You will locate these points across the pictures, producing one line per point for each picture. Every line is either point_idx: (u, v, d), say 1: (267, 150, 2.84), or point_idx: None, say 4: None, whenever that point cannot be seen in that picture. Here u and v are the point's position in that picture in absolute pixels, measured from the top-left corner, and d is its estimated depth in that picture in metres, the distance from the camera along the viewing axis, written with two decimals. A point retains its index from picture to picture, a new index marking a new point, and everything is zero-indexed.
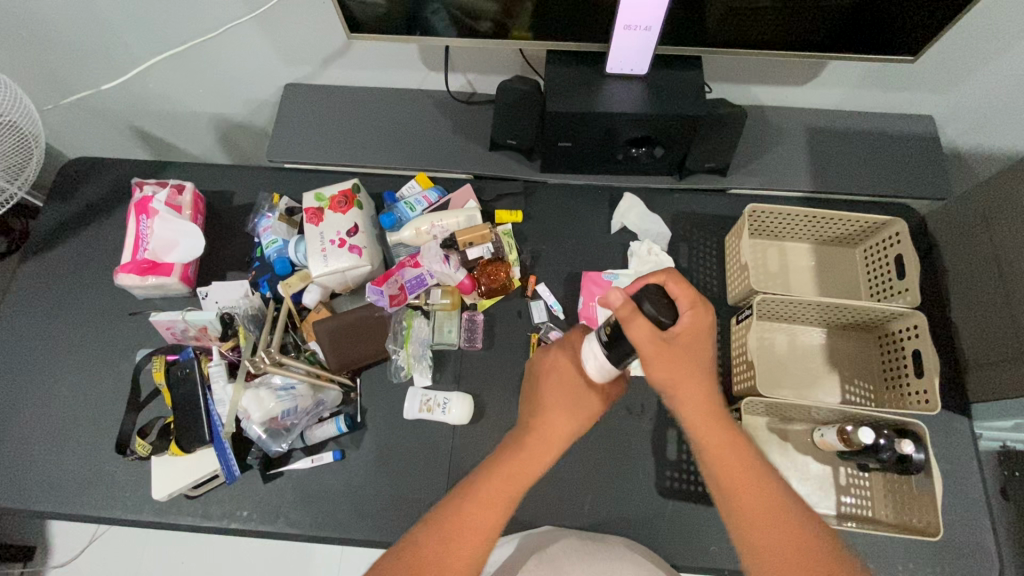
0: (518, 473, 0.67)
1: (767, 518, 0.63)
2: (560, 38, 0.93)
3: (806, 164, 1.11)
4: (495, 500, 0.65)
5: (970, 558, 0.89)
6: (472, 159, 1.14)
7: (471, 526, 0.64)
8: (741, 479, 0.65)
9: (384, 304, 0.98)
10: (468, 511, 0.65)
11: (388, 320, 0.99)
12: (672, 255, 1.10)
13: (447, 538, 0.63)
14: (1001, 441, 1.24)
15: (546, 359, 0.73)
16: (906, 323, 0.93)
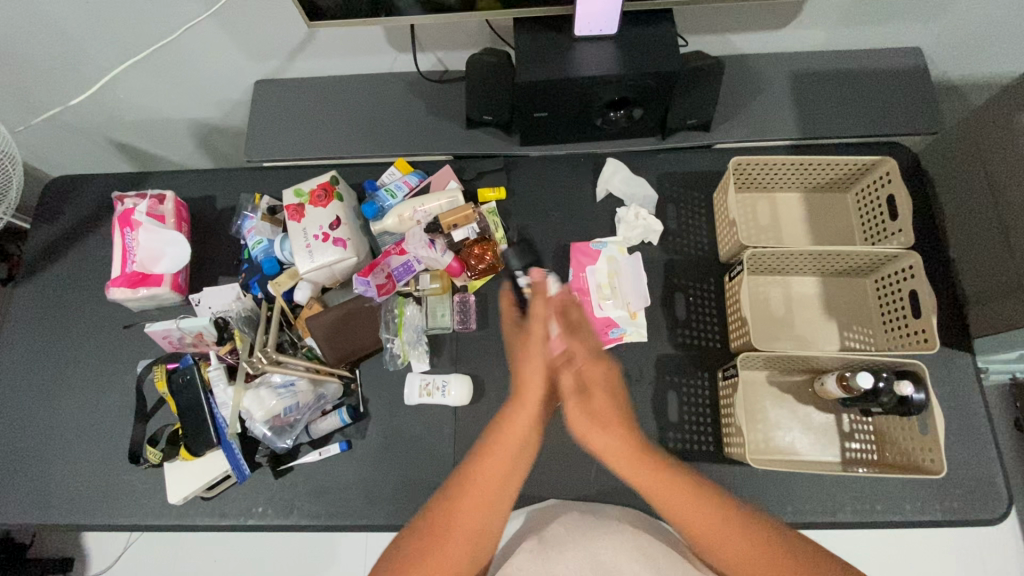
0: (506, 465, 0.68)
1: (710, 517, 0.66)
2: (525, 4, 0.90)
3: (791, 111, 1.09)
4: (483, 508, 0.65)
5: (979, 493, 0.89)
6: (451, 139, 1.12)
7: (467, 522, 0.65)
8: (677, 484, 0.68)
9: (373, 294, 0.97)
10: (468, 504, 0.65)
11: (378, 310, 0.99)
12: (660, 217, 1.08)
13: (444, 542, 0.63)
14: (1009, 373, 1.23)
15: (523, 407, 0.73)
16: (901, 264, 0.92)
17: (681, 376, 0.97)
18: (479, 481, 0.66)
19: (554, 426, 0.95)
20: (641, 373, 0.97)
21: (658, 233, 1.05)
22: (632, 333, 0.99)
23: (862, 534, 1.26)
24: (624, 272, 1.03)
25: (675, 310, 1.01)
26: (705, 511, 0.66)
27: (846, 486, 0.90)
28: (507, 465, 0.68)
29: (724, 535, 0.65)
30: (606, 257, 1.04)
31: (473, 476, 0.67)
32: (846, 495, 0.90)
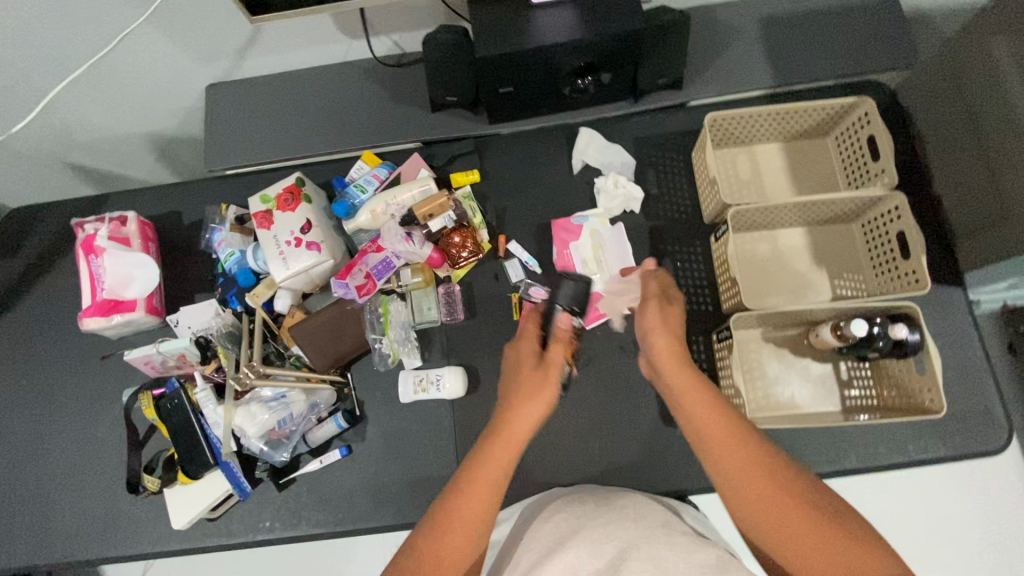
0: (490, 490, 0.66)
1: (748, 470, 0.63)
2: None
3: (763, 59, 1.05)
4: (480, 510, 0.65)
5: (980, 425, 0.90)
6: (417, 126, 1.08)
7: (459, 547, 0.64)
8: (715, 427, 0.66)
9: (354, 296, 0.94)
10: (456, 525, 0.64)
11: (361, 311, 0.95)
12: (640, 183, 1.05)
13: (443, 541, 0.63)
14: (1000, 302, 1.23)
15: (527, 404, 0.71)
16: (886, 206, 0.90)
17: None
18: (486, 479, 0.66)
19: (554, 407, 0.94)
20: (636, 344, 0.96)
21: (639, 201, 1.02)
22: None
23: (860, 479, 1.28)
24: (608, 244, 1.01)
25: (664, 277, 1.00)
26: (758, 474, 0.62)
27: (847, 433, 0.91)
28: (506, 462, 0.67)
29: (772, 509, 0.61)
30: (589, 231, 1.01)
31: (457, 496, 0.66)
32: (849, 442, 0.90)
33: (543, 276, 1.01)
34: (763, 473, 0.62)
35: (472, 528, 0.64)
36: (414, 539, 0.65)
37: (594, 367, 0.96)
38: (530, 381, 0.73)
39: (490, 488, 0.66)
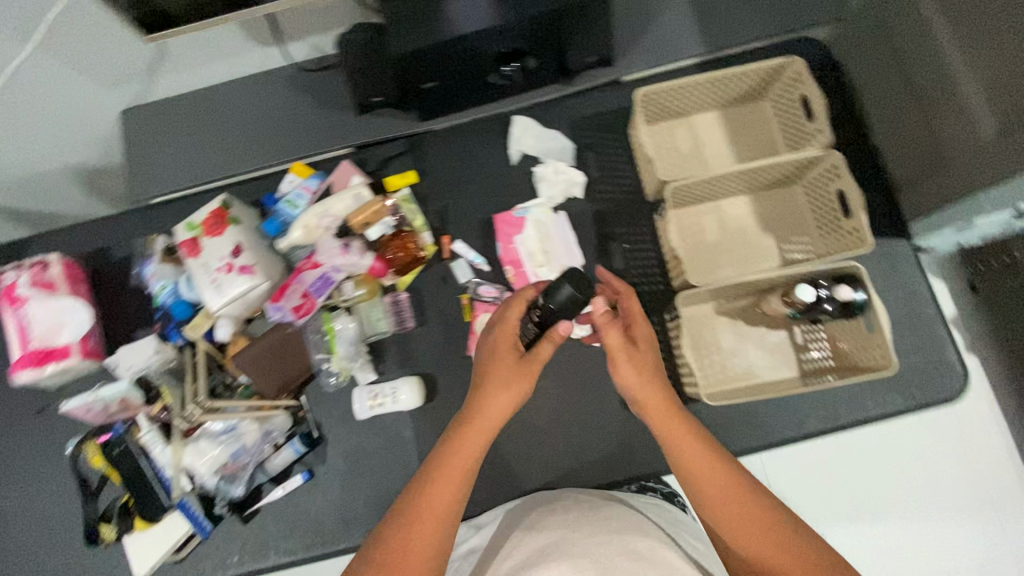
0: (459, 481, 0.65)
1: (721, 485, 0.64)
2: None
3: (693, 26, 1.03)
4: (445, 504, 0.64)
5: (933, 374, 0.91)
6: (346, 131, 1.04)
7: (425, 543, 0.62)
8: (706, 468, 0.65)
9: (290, 317, 0.91)
10: (427, 514, 0.63)
11: (300, 333, 0.92)
12: (581, 167, 1.03)
13: (411, 534, 0.62)
14: None
15: (494, 396, 0.70)
16: (825, 165, 0.89)
17: None
18: (456, 470, 0.66)
19: None
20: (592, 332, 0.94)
21: (581, 185, 1.01)
22: None
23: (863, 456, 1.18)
24: (554, 234, 0.98)
25: (613, 261, 0.98)
26: (730, 489, 0.64)
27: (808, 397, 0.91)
28: (473, 455, 0.67)
29: (743, 522, 0.62)
30: (533, 222, 0.98)
31: (428, 491, 0.65)
32: (811, 406, 0.90)
33: (492, 273, 0.98)
34: (754, 514, 0.63)
35: (439, 519, 0.63)
36: (380, 534, 0.63)
37: (550, 363, 0.96)
38: (507, 370, 0.71)
39: (460, 479, 0.65)
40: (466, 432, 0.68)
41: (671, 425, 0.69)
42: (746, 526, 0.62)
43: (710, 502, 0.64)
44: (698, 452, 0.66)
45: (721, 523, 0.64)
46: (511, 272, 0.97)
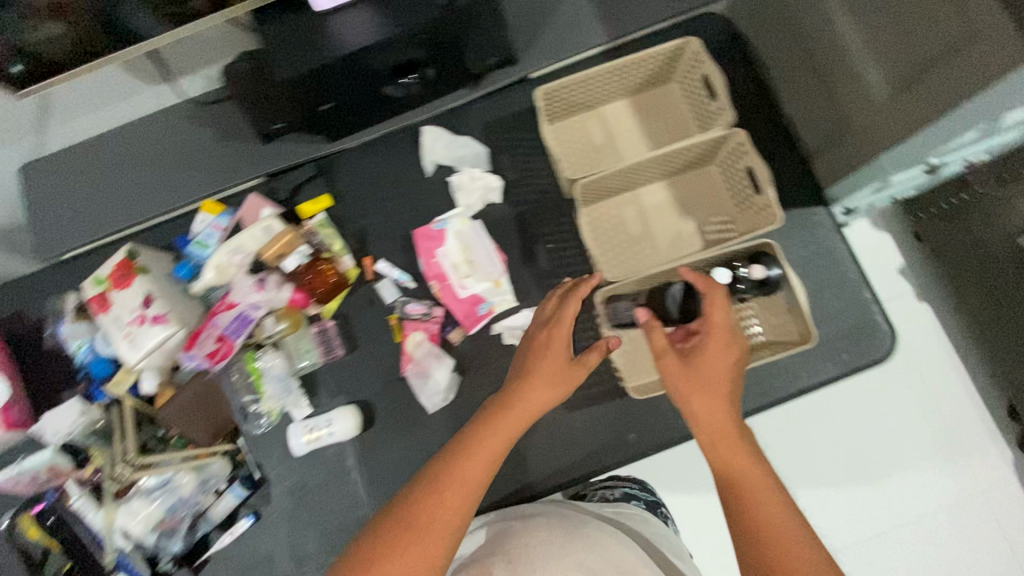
0: (495, 455, 0.66)
1: (774, 512, 0.61)
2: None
3: (594, 14, 1.01)
4: (475, 477, 0.64)
5: (863, 337, 0.91)
6: (253, 161, 1.00)
7: (446, 511, 0.61)
8: (753, 494, 0.62)
9: (204, 364, 0.87)
10: (452, 486, 0.62)
11: (217, 380, 0.90)
12: (498, 170, 1.01)
13: (434, 503, 0.61)
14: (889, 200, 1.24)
15: (533, 392, 0.70)
16: (732, 143, 0.88)
17: None
18: (491, 443, 0.66)
19: (454, 422, 0.91)
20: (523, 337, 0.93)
21: (498, 189, 0.99)
22: (502, 301, 0.94)
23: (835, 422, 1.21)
24: (477, 242, 0.96)
25: (539, 263, 0.97)
26: (782, 520, 0.60)
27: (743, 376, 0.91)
28: (508, 437, 0.67)
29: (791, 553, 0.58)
30: (454, 233, 0.96)
31: (461, 462, 0.64)
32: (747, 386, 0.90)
33: (417, 290, 0.96)
34: (796, 544, 0.59)
35: (469, 490, 0.63)
36: (407, 500, 0.62)
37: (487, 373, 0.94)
38: (548, 371, 0.71)
39: (492, 454, 0.66)
40: (506, 413, 0.69)
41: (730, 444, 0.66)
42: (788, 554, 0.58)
43: (761, 532, 0.60)
44: (752, 475, 0.63)
45: (758, 544, 0.59)
46: (436, 287, 0.94)
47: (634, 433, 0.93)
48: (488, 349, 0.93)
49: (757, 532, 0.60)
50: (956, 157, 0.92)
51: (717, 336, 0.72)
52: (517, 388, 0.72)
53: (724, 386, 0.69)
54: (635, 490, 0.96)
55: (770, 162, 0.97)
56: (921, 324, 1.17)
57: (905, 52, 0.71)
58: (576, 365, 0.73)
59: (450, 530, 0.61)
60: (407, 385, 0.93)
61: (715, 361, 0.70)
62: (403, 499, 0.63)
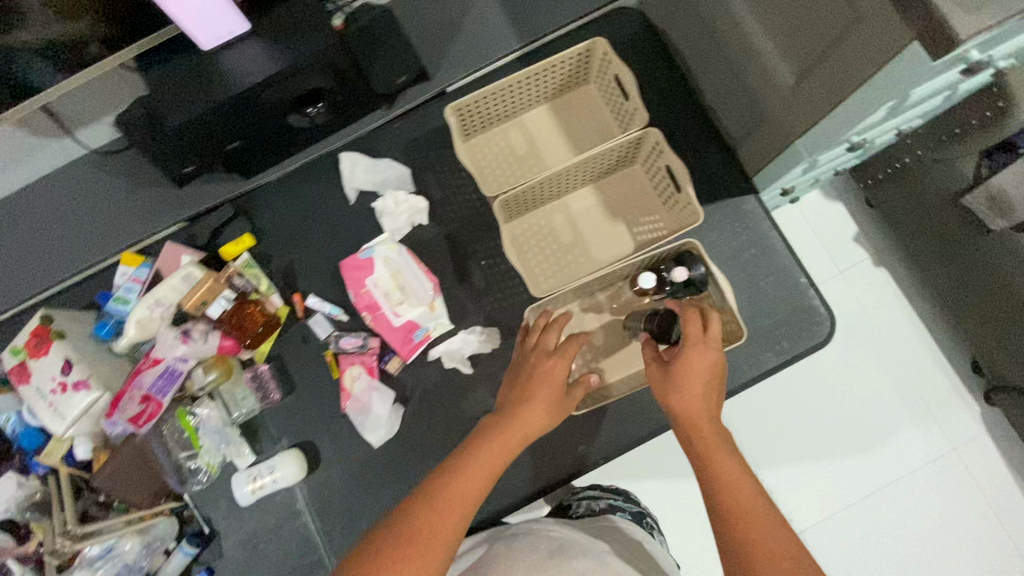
0: (491, 473, 0.62)
1: (762, 513, 0.60)
2: (135, 37, 0.75)
3: (505, 20, 0.98)
4: (474, 491, 0.60)
5: (802, 322, 0.91)
6: (169, 207, 0.97)
7: (445, 526, 0.56)
8: (735, 490, 0.62)
9: (131, 428, 0.84)
10: (447, 501, 0.58)
11: (146, 441, 0.86)
12: (423, 190, 0.98)
13: (435, 516, 0.56)
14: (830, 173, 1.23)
15: (527, 415, 0.69)
16: (649, 142, 0.88)
17: (503, 344, 0.92)
18: (489, 460, 0.63)
19: (402, 453, 0.90)
20: (463, 360, 0.91)
21: (424, 210, 0.96)
22: (437, 326, 0.92)
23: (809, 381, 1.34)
24: (406, 267, 0.94)
25: (473, 281, 0.95)
26: (766, 517, 0.60)
27: None
28: (502, 456, 0.65)
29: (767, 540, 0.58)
30: (382, 260, 0.93)
31: (458, 476, 0.60)
32: None
33: (352, 322, 0.94)
34: (773, 527, 0.59)
35: (468, 508, 0.58)
36: (405, 513, 0.57)
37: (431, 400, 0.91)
38: (546, 397, 0.70)
39: (489, 471, 0.63)
40: (505, 433, 0.66)
41: (716, 451, 0.66)
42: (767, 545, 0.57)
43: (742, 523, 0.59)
44: (740, 480, 0.63)
45: (733, 526, 0.60)
46: (368, 318, 0.92)
47: (584, 443, 0.92)
48: (429, 375, 0.92)
49: (738, 518, 0.60)
50: (875, 132, 0.92)
51: (706, 348, 0.72)
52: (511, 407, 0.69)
53: (708, 395, 0.70)
54: (619, 501, 0.93)
55: (696, 154, 0.96)
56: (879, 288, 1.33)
57: (805, 37, 0.69)
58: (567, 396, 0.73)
59: (447, 545, 0.55)
60: (351, 421, 0.91)
61: (702, 370, 0.71)
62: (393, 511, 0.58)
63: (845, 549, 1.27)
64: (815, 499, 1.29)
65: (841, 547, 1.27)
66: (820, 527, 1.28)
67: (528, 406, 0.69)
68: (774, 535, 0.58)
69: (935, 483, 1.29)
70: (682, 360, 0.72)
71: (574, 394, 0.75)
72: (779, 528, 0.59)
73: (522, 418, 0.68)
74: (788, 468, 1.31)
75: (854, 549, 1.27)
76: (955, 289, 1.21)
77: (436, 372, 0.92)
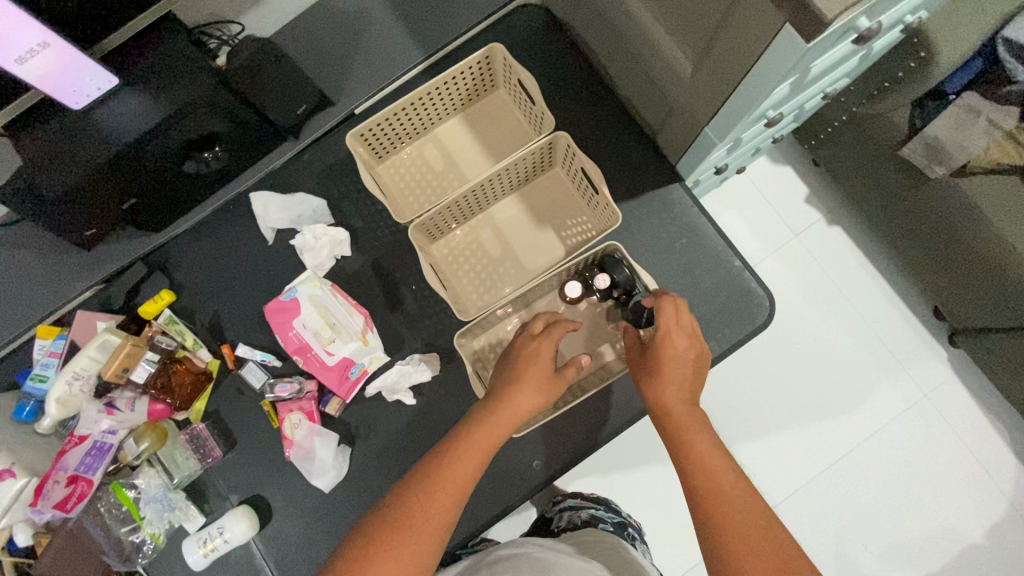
0: (481, 456, 0.62)
1: (736, 495, 0.57)
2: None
3: (403, 34, 0.94)
4: (467, 473, 0.60)
5: (741, 306, 0.89)
6: (75, 273, 0.90)
7: (434, 509, 0.56)
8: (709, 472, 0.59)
9: (56, 514, 0.80)
10: (440, 482, 0.58)
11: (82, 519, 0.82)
12: (343, 220, 0.95)
13: (425, 501, 0.56)
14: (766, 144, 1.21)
15: (519, 398, 0.68)
16: (562, 145, 0.86)
17: (443, 369, 0.90)
18: (481, 440, 0.63)
19: (354, 494, 0.87)
20: (404, 391, 0.88)
21: (346, 240, 0.92)
22: (373, 359, 0.89)
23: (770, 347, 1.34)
24: (334, 303, 0.90)
25: (405, 308, 0.92)
26: (740, 499, 0.57)
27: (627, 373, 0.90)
28: (497, 436, 0.64)
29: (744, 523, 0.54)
30: (307, 299, 0.90)
31: (449, 461, 0.60)
32: None
33: (286, 367, 0.91)
34: (747, 505, 0.56)
35: (460, 490, 0.58)
36: (397, 498, 0.57)
37: (378, 436, 0.89)
38: (536, 379, 0.70)
39: (481, 451, 0.62)
40: (495, 416, 0.66)
41: (690, 432, 0.64)
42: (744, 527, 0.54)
43: (715, 506, 0.56)
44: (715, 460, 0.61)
45: (706, 501, 0.57)
46: (300, 361, 0.89)
47: (539, 458, 0.90)
48: (372, 411, 0.89)
49: (707, 495, 0.57)
50: (792, 103, 0.90)
51: (678, 336, 0.71)
52: (502, 390, 0.69)
53: (685, 382, 0.69)
54: (602, 512, 0.90)
55: (616, 148, 0.93)
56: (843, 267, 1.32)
57: (692, 21, 0.67)
58: (558, 376, 0.72)
59: (438, 529, 0.55)
60: (297, 469, 0.88)
61: (675, 360, 0.70)
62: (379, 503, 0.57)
63: (828, 514, 1.27)
64: (793, 469, 1.29)
65: (825, 513, 1.27)
66: (801, 495, 1.28)
67: (521, 386, 0.69)
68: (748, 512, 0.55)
69: (906, 434, 1.29)
70: (655, 349, 0.72)
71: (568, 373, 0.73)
72: (753, 508, 0.56)
73: (514, 400, 0.68)
74: (762, 441, 1.30)
75: (837, 512, 1.27)
76: (909, 238, 1.20)
77: (379, 407, 0.89)
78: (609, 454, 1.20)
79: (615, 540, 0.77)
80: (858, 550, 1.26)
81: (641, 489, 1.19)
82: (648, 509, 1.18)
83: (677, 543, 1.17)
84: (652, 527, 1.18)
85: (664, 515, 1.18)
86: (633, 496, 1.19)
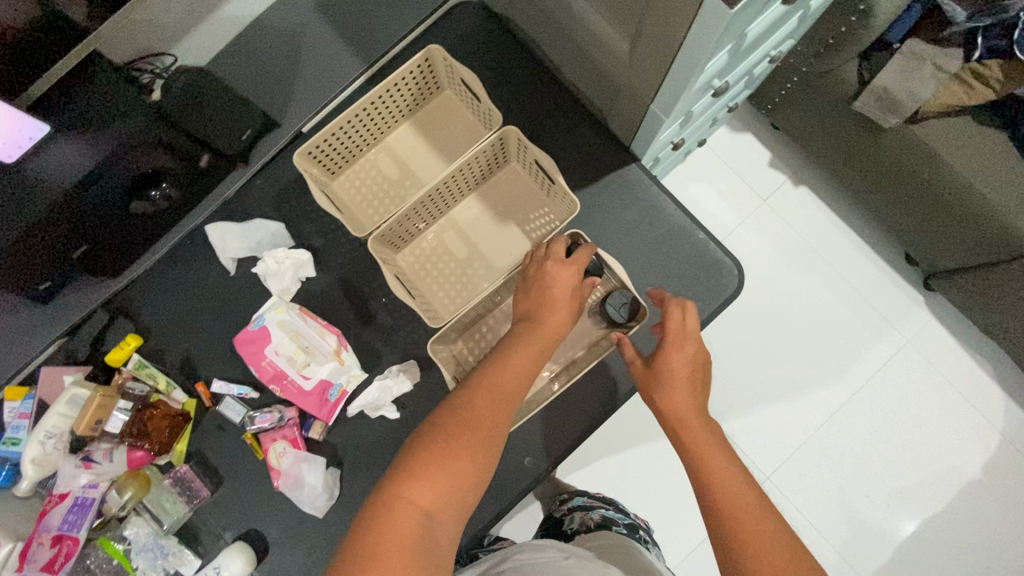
0: (519, 376, 0.66)
1: (755, 509, 0.57)
2: None
3: (343, 44, 0.92)
4: (502, 401, 0.64)
5: (712, 276, 0.89)
6: (26, 332, 0.83)
7: (490, 420, 0.61)
8: (720, 475, 0.60)
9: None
10: (481, 404, 0.62)
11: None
12: (304, 241, 0.93)
13: (475, 410, 0.61)
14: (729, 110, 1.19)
15: (558, 314, 0.72)
16: (513, 139, 0.86)
17: (424, 378, 0.89)
18: (524, 357, 0.68)
19: (349, 516, 0.86)
20: (387, 406, 0.87)
21: (309, 261, 0.91)
22: (350, 379, 0.88)
23: (755, 313, 1.34)
24: (304, 326, 0.89)
25: (378, 322, 0.91)
26: (758, 510, 0.56)
27: (610, 358, 0.89)
28: (536, 355, 0.69)
29: (760, 538, 0.54)
30: (276, 326, 0.89)
31: (497, 377, 0.65)
32: (618, 367, 0.88)
33: (265, 397, 0.90)
34: (764, 518, 0.56)
35: (499, 420, 0.62)
36: (446, 413, 0.61)
37: (365, 454, 0.87)
38: (565, 300, 0.74)
39: (526, 368, 0.67)
40: (535, 338, 0.70)
41: (704, 445, 0.63)
42: (756, 543, 0.54)
43: (733, 512, 0.56)
44: (732, 472, 0.60)
45: (720, 513, 0.57)
46: (277, 389, 0.88)
47: (529, 455, 0.87)
48: (358, 429, 0.88)
49: (719, 507, 0.57)
50: (738, 71, 0.90)
51: (684, 340, 0.72)
52: (539, 305, 0.73)
53: (693, 389, 0.69)
54: (613, 513, 0.91)
55: (570, 136, 0.93)
56: (801, 233, 1.37)
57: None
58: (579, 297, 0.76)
59: (494, 436, 0.61)
60: (289, 499, 0.87)
61: (682, 364, 0.70)
62: (447, 405, 0.63)
63: (829, 469, 1.28)
64: (788, 431, 1.30)
65: (825, 469, 1.28)
66: (800, 455, 1.29)
67: (559, 303, 0.73)
68: (763, 520, 0.56)
69: (897, 378, 1.31)
70: (661, 355, 0.72)
71: (586, 290, 0.78)
72: (771, 520, 0.56)
73: (552, 319, 0.72)
74: (754, 407, 1.31)
75: (836, 466, 1.28)
76: (881, 196, 1.20)
77: (364, 425, 0.88)
78: (604, 438, 1.23)
79: (629, 543, 0.75)
80: (862, 500, 1.27)
81: (641, 468, 1.21)
82: (648, 487, 1.21)
83: (680, 517, 1.20)
84: (655, 505, 1.20)
85: (665, 487, 1.20)
86: (630, 477, 1.21)
